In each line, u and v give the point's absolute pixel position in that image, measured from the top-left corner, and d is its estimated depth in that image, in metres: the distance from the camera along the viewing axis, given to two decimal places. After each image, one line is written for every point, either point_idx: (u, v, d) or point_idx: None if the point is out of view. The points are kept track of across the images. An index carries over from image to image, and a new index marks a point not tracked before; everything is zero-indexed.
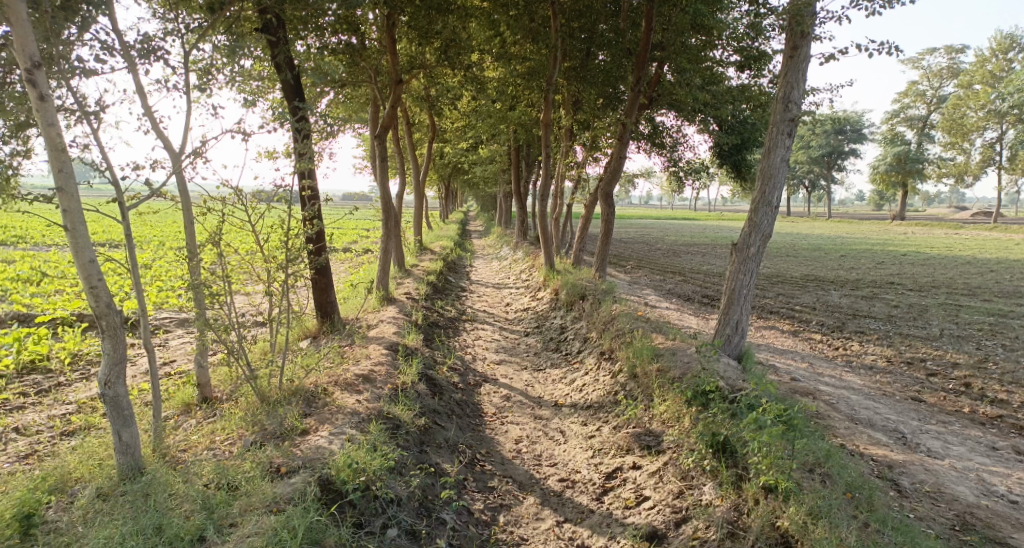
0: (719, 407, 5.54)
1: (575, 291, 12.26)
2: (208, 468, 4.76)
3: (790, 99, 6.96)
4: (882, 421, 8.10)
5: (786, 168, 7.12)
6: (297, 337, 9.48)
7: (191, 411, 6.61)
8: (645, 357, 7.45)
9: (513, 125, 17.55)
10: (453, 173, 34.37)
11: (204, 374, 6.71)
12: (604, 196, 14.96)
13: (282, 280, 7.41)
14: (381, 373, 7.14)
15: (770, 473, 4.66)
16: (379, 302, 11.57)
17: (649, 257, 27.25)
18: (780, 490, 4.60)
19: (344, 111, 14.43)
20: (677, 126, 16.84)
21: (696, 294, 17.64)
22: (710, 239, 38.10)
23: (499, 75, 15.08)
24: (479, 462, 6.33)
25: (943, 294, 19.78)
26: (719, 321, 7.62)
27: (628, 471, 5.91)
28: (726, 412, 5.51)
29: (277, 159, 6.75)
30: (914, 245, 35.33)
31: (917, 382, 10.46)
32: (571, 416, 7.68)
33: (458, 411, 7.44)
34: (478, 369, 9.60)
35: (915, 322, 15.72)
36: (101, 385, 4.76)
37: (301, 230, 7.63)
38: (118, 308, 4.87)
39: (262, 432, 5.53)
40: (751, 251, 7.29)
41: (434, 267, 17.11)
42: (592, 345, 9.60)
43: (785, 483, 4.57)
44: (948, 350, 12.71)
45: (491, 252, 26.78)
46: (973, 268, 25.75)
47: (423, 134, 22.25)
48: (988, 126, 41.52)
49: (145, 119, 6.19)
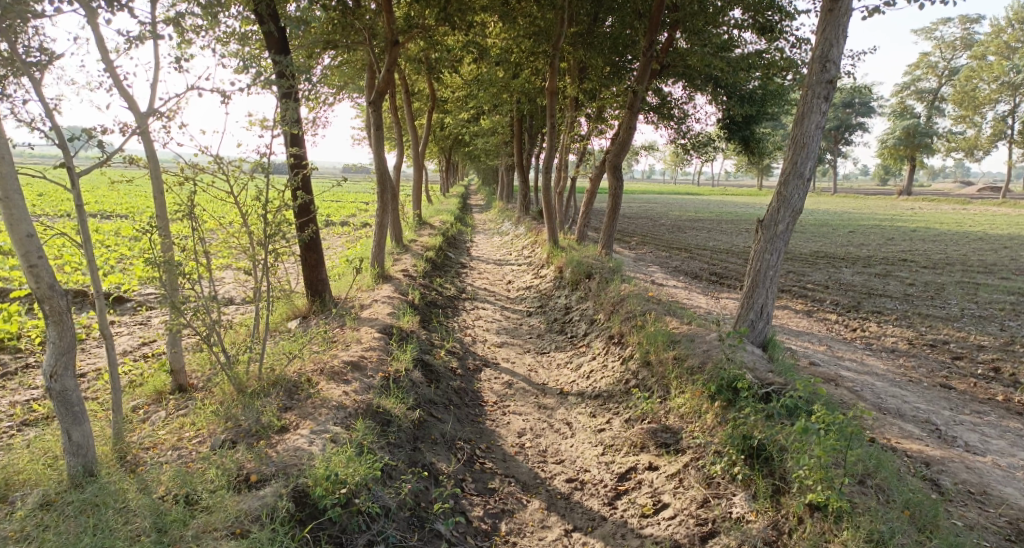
0: (751, 406, 4.94)
1: (580, 269, 11.61)
2: (169, 476, 4.19)
3: (828, 58, 6.24)
4: (911, 411, 7.52)
5: (821, 136, 6.42)
6: (285, 316, 8.88)
7: (164, 400, 6.03)
8: (661, 344, 6.86)
9: (516, 94, 16.78)
10: (454, 145, 33.51)
11: (178, 360, 6.09)
12: (611, 168, 14.21)
13: (265, 259, 6.75)
14: (373, 359, 6.54)
15: (818, 489, 4.06)
16: (374, 280, 10.95)
17: (653, 233, 26.61)
18: (829, 509, 4.03)
19: (339, 77, 13.64)
20: (687, 96, 16.03)
21: (704, 271, 16.99)
22: (715, 215, 37.28)
23: (502, 39, 14.21)
24: (479, 459, 5.77)
25: (959, 272, 19.12)
26: (741, 305, 6.97)
27: (643, 473, 5.34)
28: (756, 410, 4.91)
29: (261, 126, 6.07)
30: (923, 221, 34.53)
31: (943, 366, 9.85)
32: (578, 406, 7.11)
33: (457, 401, 6.86)
34: (478, 352, 9.03)
35: (933, 301, 15.08)
36: (46, 378, 4.15)
37: (284, 202, 6.94)
38: (65, 291, 4.23)
39: (235, 428, 4.93)
40: (780, 228, 6.62)
41: (433, 242, 16.43)
42: (600, 328, 9.01)
43: (836, 502, 3.99)
44: (971, 332, 12.09)
45: (492, 227, 26.12)
46: (986, 244, 25.00)
47: (422, 103, 21.41)
48: (1001, 99, 40.41)
49: (105, 74, 5.47)
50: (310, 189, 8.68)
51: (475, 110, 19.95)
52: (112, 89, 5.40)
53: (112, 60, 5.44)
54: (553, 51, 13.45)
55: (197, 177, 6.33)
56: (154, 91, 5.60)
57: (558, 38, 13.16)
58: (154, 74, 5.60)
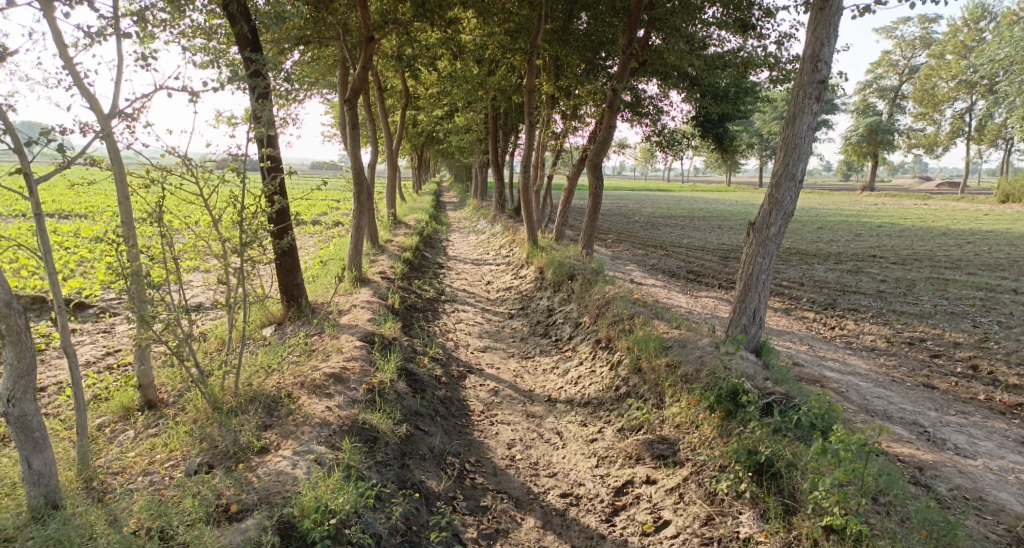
0: (755, 419, 4.82)
1: (562, 270, 11.43)
2: (141, 507, 3.86)
3: (819, 58, 6.15)
4: (899, 413, 7.53)
5: (813, 137, 6.34)
6: (259, 323, 8.51)
7: (132, 417, 5.66)
8: (652, 349, 6.71)
9: (492, 90, 16.53)
10: (427, 142, 33.07)
11: (147, 375, 5.71)
12: (591, 167, 14.03)
13: (239, 266, 6.40)
14: (355, 370, 6.24)
15: (836, 512, 3.94)
16: (351, 283, 10.62)
17: (629, 230, 26.68)
18: (846, 531, 3.92)
19: (310, 73, 13.22)
20: (663, 94, 15.96)
21: (682, 269, 16.99)
22: (687, 212, 37.56)
23: (478, 36, 13.94)
24: (469, 475, 5.54)
25: (927, 267, 19.49)
26: (734, 310, 6.87)
27: (640, 487, 5.21)
28: (758, 422, 4.79)
29: (233, 126, 5.71)
30: (888, 216, 35.32)
31: (924, 365, 9.93)
32: (568, 414, 6.93)
33: (443, 411, 6.62)
34: (462, 358, 8.79)
35: (905, 297, 15.32)
36: (3, 403, 3.74)
37: (258, 206, 6.59)
38: (22, 307, 3.82)
39: (212, 450, 4.60)
40: (772, 230, 6.52)
41: (409, 242, 16.11)
42: (585, 331, 8.84)
43: (852, 524, 3.88)
44: (946, 329, 12.27)
45: (468, 225, 25.82)
46: (950, 239, 25.61)
47: (395, 99, 21.02)
48: (959, 97, 41.79)
49: (64, 71, 5.08)
50: (283, 190, 8.32)
51: (449, 106, 19.64)
52: (72, 88, 5.02)
53: (72, 57, 5.06)
54: (531, 48, 13.24)
55: (164, 180, 5.95)
56: (119, 89, 5.22)
57: (536, 35, 12.95)
58: (118, 71, 5.20)
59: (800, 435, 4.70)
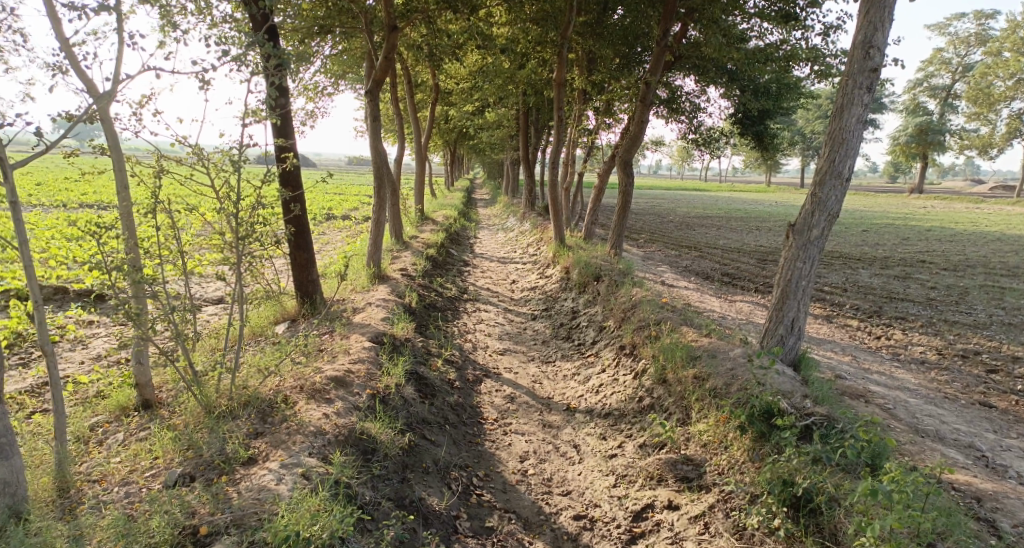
0: (792, 445, 4.31)
1: (588, 271, 10.93)
2: (107, 523, 3.58)
3: (872, 43, 5.56)
4: (952, 434, 6.89)
5: (863, 131, 5.74)
6: (271, 320, 8.26)
7: (126, 418, 5.41)
8: (680, 359, 6.21)
9: (523, 85, 16.10)
10: (459, 138, 32.81)
11: (143, 374, 5.45)
12: (622, 164, 13.45)
13: (238, 263, 5.94)
14: (360, 373, 5.89)
15: None
16: (370, 280, 10.33)
17: (662, 230, 26.02)
18: None
19: (337, 67, 13.01)
20: (699, 90, 15.28)
21: (716, 272, 16.30)
22: (724, 212, 36.49)
23: (509, 28, 13.52)
24: (476, 490, 5.15)
25: (980, 275, 18.35)
26: (770, 318, 6.31)
27: (661, 513, 4.73)
28: (797, 449, 4.26)
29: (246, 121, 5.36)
30: (937, 220, 33.70)
31: (979, 381, 9.16)
32: (587, 426, 6.47)
33: (453, 419, 6.23)
34: (479, 360, 8.39)
35: (958, 306, 14.38)
36: None
37: (258, 197, 6.06)
38: None
39: (195, 459, 4.30)
40: (814, 232, 5.95)
41: (435, 239, 15.81)
42: (610, 336, 8.35)
43: None
44: (1003, 341, 11.39)
45: (497, 222, 25.49)
46: (1006, 245, 24.19)
47: (426, 95, 20.75)
48: (1017, 96, 39.75)
49: (61, 54, 4.81)
50: (296, 182, 8.05)
51: (480, 102, 19.29)
52: (67, 72, 4.73)
53: (69, 39, 4.78)
54: (563, 40, 12.76)
55: (163, 170, 5.65)
56: (118, 74, 4.93)
57: (567, 26, 12.48)
58: (119, 54, 4.89)
59: (845, 464, 4.16)
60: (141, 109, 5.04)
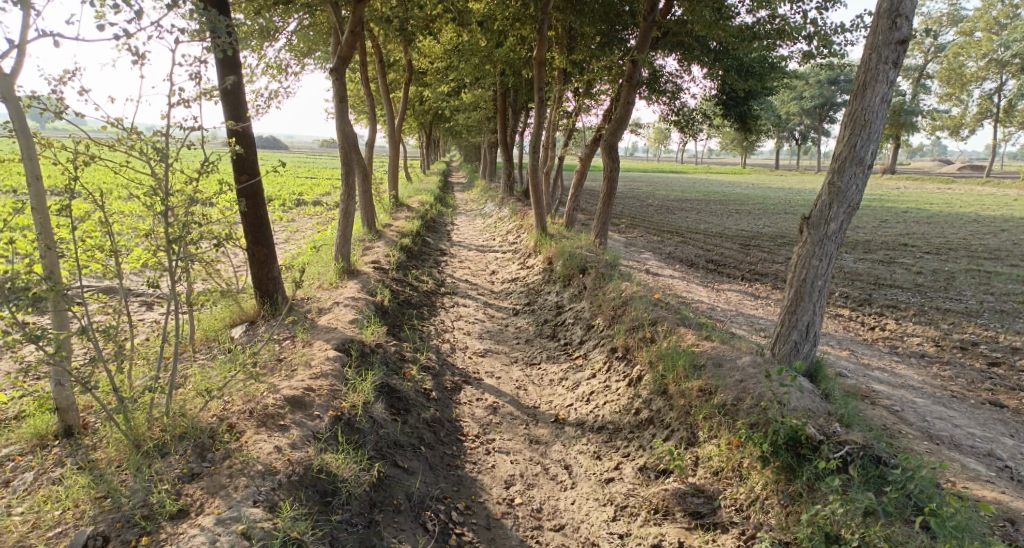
0: (835, 493, 3.81)
1: (573, 262, 10.22)
2: None
3: (898, 13, 4.93)
4: (969, 441, 6.39)
5: (888, 112, 5.12)
6: (227, 323, 7.40)
7: (44, 450, 4.53)
8: (682, 369, 5.57)
9: (501, 64, 15.22)
10: (434, 119, 31.67)
11: (63, 398, 4.56)
12: (606, 148, 12.72)
13: (173, 268, 5.07)
14: (322, 391, 5.11)
15: None
16: (338, 276, 9.50)
17: (642, 214, 25.44)
18: None
19: (301, 44, 12.00)
20: (683, 69, 14.59)
21: (701, 258, 15.77)
22: (703, 195, 36.01)
23: (485, 4, 12.65)
24: (457, 530, 4.51)
25: (964, 258, 18.08)
26: (782, 322, 5.72)
27: None
28: (841, 497, 3.79)
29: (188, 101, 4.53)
30: (913, 201, 33.67)
31: (983, 376, 8.72)
32: (579, 442, 5.82)
33: (429, 439, 5.53)
34: (458, 364, 7.68)
35: (946, 292, 14.03)
36: None
37: (197, 191, 5.14)
38: None
39: (112, 514, 3.62)
40: (831, 226, 5.33)
41: (410, 227, 14.95)
42: (599, 336, 7.67)
43: None
44: (998, 330, 11.02)
45: (475, 208, 24.65)
46: (984, 226, 24.08)
47: (399, 75, 19.72)
48: (988, 77, 39.82)
49: None
50: (252, 168, 7.21)
51: (455, 82, 18.36)
52: None
53: None
54: (543, 17, 11.94)
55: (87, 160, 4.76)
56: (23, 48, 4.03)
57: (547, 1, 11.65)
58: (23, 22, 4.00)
59: (898, 512, 3.73)
60: (59, 85, 4.21)
